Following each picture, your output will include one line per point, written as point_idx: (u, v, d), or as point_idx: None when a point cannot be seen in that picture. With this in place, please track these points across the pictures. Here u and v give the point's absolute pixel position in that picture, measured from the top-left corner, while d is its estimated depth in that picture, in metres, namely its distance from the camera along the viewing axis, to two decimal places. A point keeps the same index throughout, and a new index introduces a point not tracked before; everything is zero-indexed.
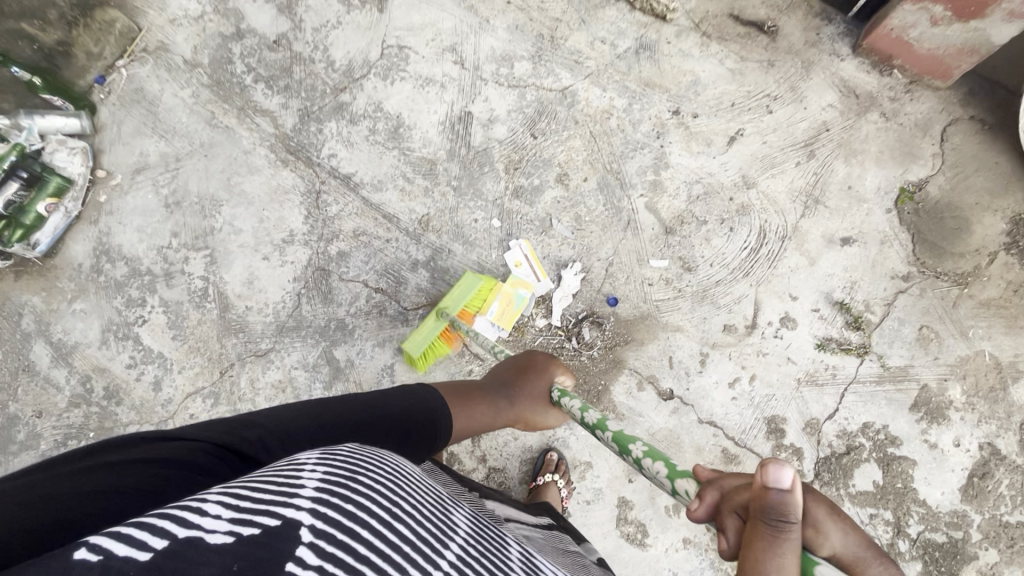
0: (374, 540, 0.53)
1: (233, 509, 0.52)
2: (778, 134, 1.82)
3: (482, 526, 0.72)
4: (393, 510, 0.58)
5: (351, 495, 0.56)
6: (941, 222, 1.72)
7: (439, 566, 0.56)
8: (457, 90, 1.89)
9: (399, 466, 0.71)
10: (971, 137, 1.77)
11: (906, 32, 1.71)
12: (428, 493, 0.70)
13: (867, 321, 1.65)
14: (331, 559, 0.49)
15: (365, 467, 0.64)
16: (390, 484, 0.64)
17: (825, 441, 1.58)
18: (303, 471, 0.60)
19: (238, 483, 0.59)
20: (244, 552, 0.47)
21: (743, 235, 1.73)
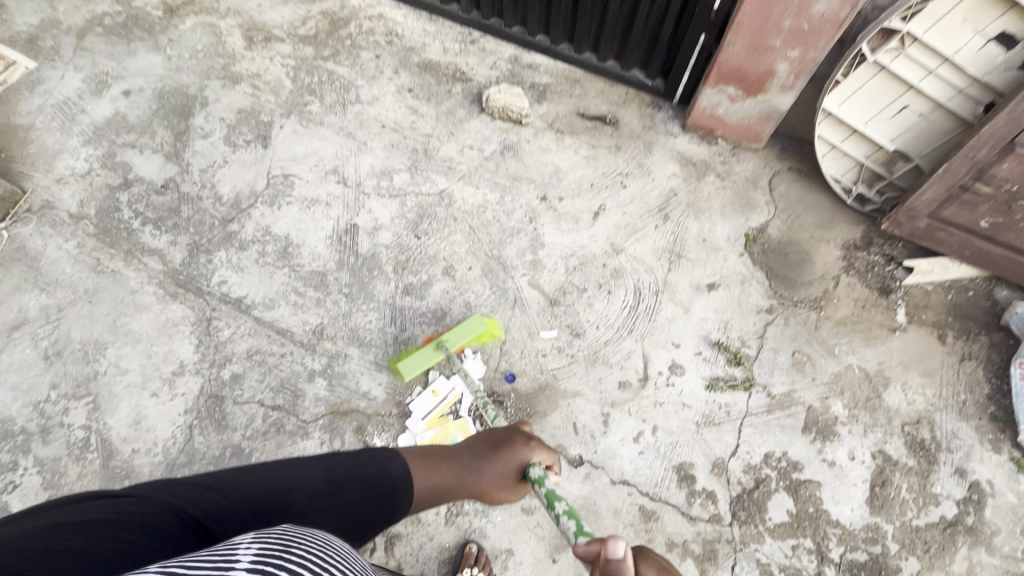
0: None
1: None
2: (635, 204, 2.04)
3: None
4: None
5: (286, 562, 0.53)
6: (787, 258, 1.94)
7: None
8: (342, 205, 2.03)
9: (330, 544, 0.66)
10: (793, 184, 2.07)
11: (715, 110, 2.04)
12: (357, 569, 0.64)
13: (746, 355, 1.78)
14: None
15: (298, 542, 0.59)
16: (324, 556, 0.60)
17: (733, 478, 1.62)
18: (239, 548, 0.54)
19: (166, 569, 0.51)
20: None
21: (621, 296, 1.88)
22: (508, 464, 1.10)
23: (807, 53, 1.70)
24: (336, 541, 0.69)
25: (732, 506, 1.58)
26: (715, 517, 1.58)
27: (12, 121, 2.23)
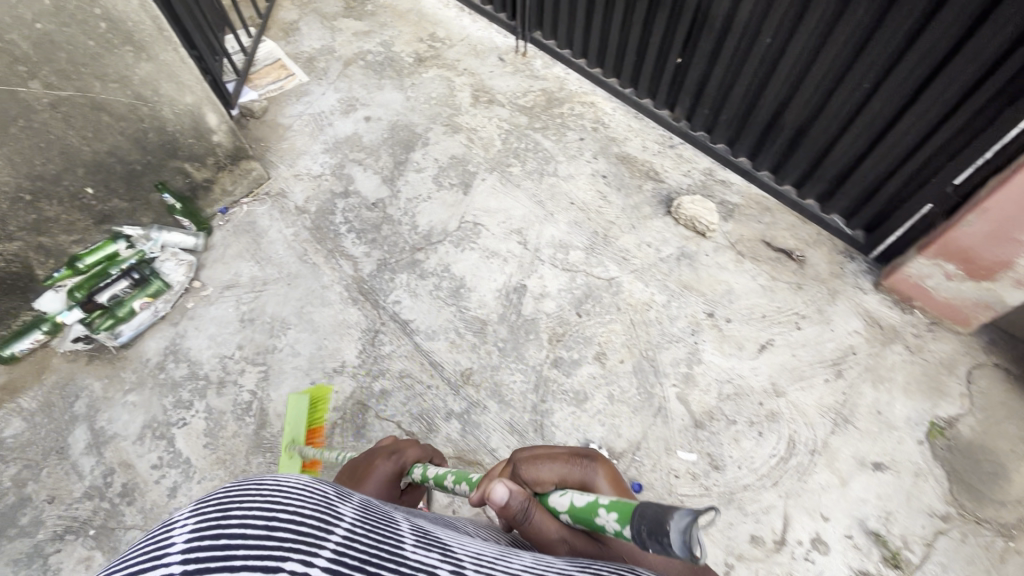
0: (247, 553, 0.48)
1: None
2: (807, 349, 1.94)
3: (376, 510, 0.67)
4: (268, 522, 0.53)
5: (220, 531, 0.51)
6: (977, 464, 1.71)
7: (329, 546, 0.52)
8: (517, 264, 2.16)
9: (279, 482, 0.61)
10: (997, 383, 1.85)
11: (922, 280, 1.92)
12: (318, 493, 0.60)
13: (907, 560, 1.57)
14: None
15: (242, 488, 0.59)
16: (258, 494, 0.57)
17: None
18: (153, 535, 0.52)
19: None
20: None
21: (773, 442, 1.76)
22: (381, 471, 1.31)
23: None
24: (286, 478, 0.62)
25: None
26: None
27: (276, 119, 2.69)
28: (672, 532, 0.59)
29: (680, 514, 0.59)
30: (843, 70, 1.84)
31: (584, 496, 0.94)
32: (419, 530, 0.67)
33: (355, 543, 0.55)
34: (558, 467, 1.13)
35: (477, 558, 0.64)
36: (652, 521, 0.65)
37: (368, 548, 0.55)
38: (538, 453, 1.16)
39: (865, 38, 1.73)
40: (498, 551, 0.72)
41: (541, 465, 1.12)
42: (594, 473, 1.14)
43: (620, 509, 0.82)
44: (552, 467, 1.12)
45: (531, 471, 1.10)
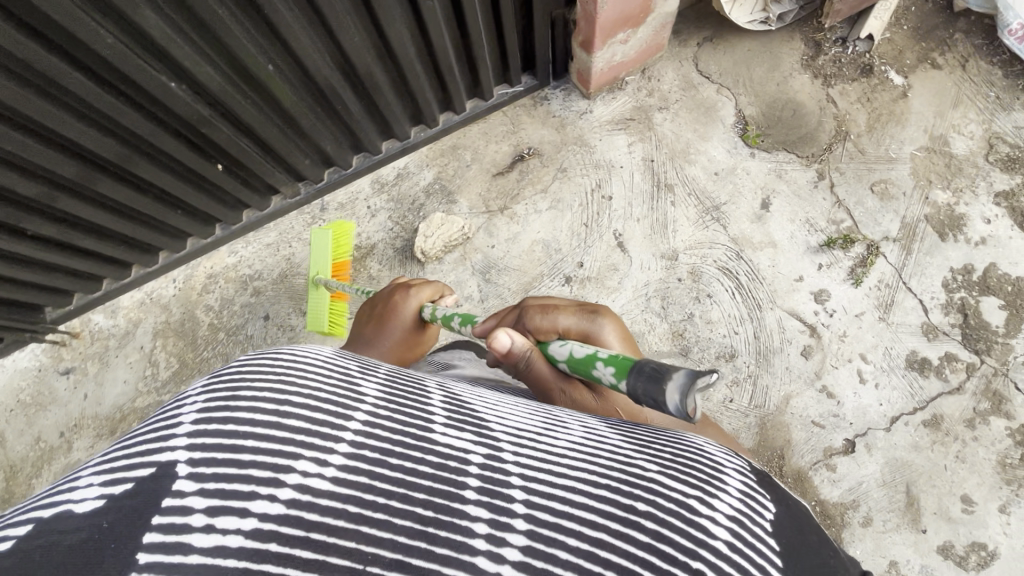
0: (262, 440, 0.50)
1: (105, 473, 0.48)
2: (635, 203, 1.82)
3: (404, 381, 0.67)
4: (281, 404, 0.53)
5: (232, 415, 0.51)
6: (786, 120, 1.83)
7: (347, 436, 0.53)
8: None
9: (300, 352, 0.61)
10: (717, 56, 1.91)
11: (613, 61, 1.79)
12: (336, 369, 0.61)
13: (849, 229, 1.72)
14: (212, 476, 0.47)
15: (259, 363, 0.58)
16: (271, 369, 0.57)
17: (947, 329, 1.62)
18: (183, 404, 0.54)
19: (124, 439, 0.53)
20: (114, 509, 0.45)
21: (722, 287, 1.72)
22: (405, 318, 1.27)
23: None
24: (308, 347, 0.63)
25: (969, 346, 1.60)
26: (970, 368, 1.59)
27: None
28: (672, 395, 0.67)
29: (678, 371, 0.67)
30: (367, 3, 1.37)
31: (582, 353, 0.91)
32: (450, 401, 0.66)
33: (377, 429, 0.55)
34: (570, 320, 1.08)
35: (517, 433, 0.63)
36: (652, 376, 0.71)
37: (389, 435, 0.55)
38: (551, 304, 1.13)
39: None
40: (544, 417, 0.73)
41: (549, 312, 1.09)
42: (603, 325, 1.07)
43: (616, 364, 0.83)
44: (564, 320, 1.08)
45: (540, 319, 1.09)
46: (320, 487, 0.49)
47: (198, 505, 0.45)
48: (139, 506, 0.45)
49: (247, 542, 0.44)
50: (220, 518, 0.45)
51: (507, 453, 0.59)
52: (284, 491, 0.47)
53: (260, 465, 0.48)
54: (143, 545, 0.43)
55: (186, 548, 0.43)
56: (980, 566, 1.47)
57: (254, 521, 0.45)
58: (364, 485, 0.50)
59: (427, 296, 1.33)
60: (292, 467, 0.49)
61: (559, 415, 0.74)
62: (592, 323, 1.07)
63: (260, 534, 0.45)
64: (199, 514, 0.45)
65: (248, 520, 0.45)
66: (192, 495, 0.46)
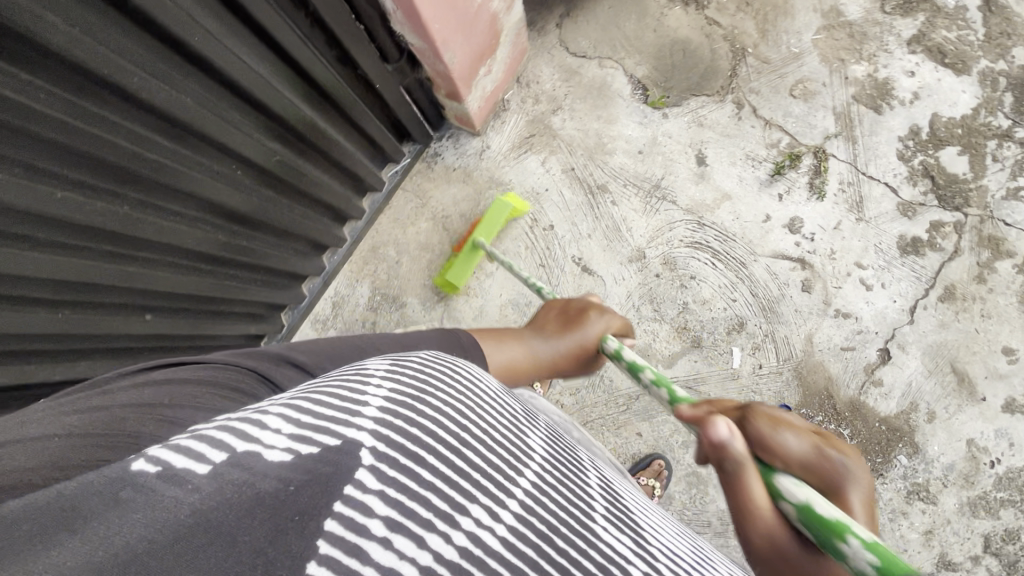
0: (442, 466, 0.43)
1: (297, 425, 0.40)
2: (578, 219, 1.70)
3: (558, 454, 0.61)
4: (458, 437, 0.47)
5: (418, 421, 0.45)
6: (681, 64, 1.70)
7: (517, 496, 0.45)
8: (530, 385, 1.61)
9: (474, 391, 0.58)
10: (583, 28, 1.74)
11: (487, 92, 1.60)
12: (496, 416, 0.56)
13: (790, 145, 1.64)
14: (395, 485, 0.38)
15: (439, 386, 0.54)
16: (453, 400, 0.52)
17: (922, 198, 1.58)
18: (370, 386, 0.48)
19: (304, 393, 0.47)
20: (306, 477, 0.36)
21: (700, 261, 1.64)
22: (594, 339, 1.11)
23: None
24: (478, 384, 0.61)
25: (949, 205, 1.57)
26: (958, 226, 1.56)
27: None
28: None
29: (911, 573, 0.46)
30: (209, 204, 1.16)
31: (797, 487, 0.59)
32: (608, 498, 0.58)
33: (544, 498, 0.47)
34: (812, 448, 0.64)
35: (673, 559, 0.52)
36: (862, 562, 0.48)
37: (554, 511, 0.46)
38: (780, 415, 0.69)
39: (130, 178, 0.98)
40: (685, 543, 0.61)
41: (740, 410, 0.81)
42: (855, 470, 0.63)
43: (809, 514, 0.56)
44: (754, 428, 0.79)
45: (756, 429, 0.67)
46: (492, 543, 0.39)
47: (380, 510, 0.36)
48: (332, 478, 0.37)
49: None
50: (398, 538, 0.36)
51: (666, 575, 0.48)
52: (460, 534, 0.38)
53: (439, 495, 0.40)
54: (325, 532, 0.33)
55: (362, 560, 0.33)
56: None
57: (429, 557, 0.36)
58: (531, 562, 0.40)
59: (616, 328, 1.16)
60: (467, 512, 0.40)
61: (709, 559, 0.63)
62: (833, 466, 0.62)
63: None
64: (378, 523, 0.35)
65: (423, 553, 0.36)
66: (374, 496, 0.37)
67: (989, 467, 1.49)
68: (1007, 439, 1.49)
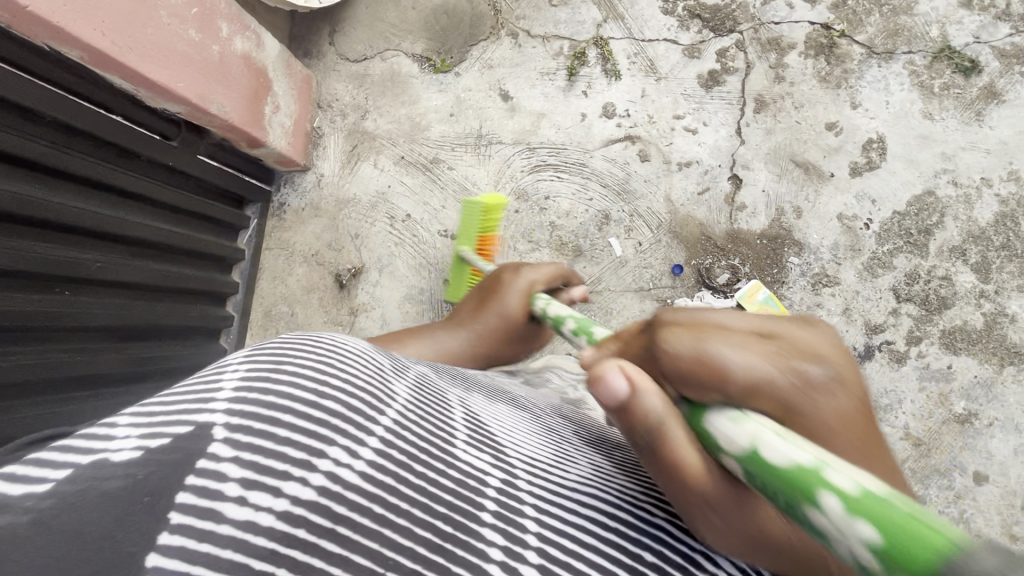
0: (299, 420, 0.50)
1: (142, 425, 0.49)
2: (427, 198, 1.76)
3: (427, 392, 0.69)
4: (319, 390, 0.54)
5: (272, 386, 0.53)
6: (449, 25, 1.80)
7: (378, 432, 0.54)
8: None
9: (337, 350, 0.63)
10: (352, 36, 1.83)
11: (289, 126, 1.67)
12: (367, 371, 0.62)
13: (572, 47, 1.74)
14: (249, 446, 0.47)
15: (297, 355, 0.59)
16: (315, 362, 0.58)
17: (700, 38, 1.70)
18: (229, 377, 0.55)
19: (157, 396, 0.54)
20: (159, 460, 0.45)
21: (546, 181, 1.72)
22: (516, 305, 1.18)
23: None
24: (345, 346, 0.65)
25: (725, 32, 1.68)
26: (740, 44, 1.68)
27: None
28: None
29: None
30: (55, 326, 1.21)
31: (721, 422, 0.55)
32: (470, 421, 0.68)
33: (404, 432, 0.56)
34: (759, 357, 0.56)
35: (530, 463, 0.65)
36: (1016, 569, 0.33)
37: (413, 441, 0.56)
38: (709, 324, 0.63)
39: None
40: (553, 447, 0.74)
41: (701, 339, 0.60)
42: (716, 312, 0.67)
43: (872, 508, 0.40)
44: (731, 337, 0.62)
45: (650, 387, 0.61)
46: (348, 478, 0.49)
47: (234, 474, 0.45)
48: (181, 460, 0.45)
49: (280, 522, 0.44)
50: (254, 493, 0.45)
51: (521, 481, 0.60)
52: (317, 476, 0.47)
53: (296, 446, 0.48)
54: (179, 504, 0.43)
55: (218, 518, 0.43)
56: (883, 154, 1.60)
57: (286, 502, 0.45)
58: (388, 488, 0.50)
59: (545, 277, 1.24)
60: (325, 455, 0.49)
61: (565, 448, 0.76)
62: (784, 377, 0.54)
63: (292, 517, 0.45)
64: (234, 485, 0.45)
65: (280, 500, 0.45)
66: (227, 462, 0.46)
67: (866, 229, 1.58)
68: (868, 199, 1.59)
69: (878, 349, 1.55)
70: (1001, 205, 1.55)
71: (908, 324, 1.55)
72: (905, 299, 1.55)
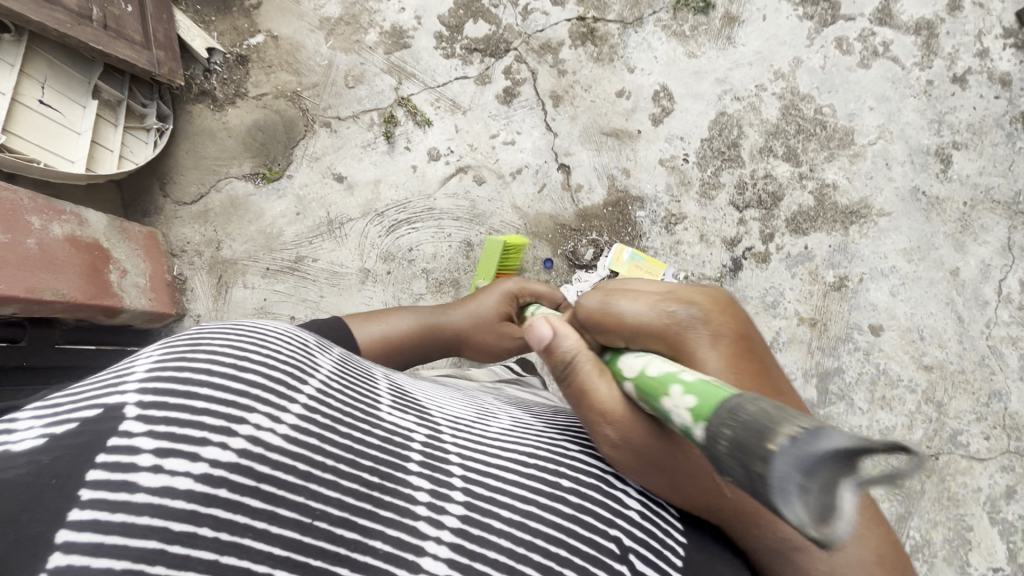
0: (218, 390, 0.48)
1: (50, 416, 0.47)
2: (304, 295, 1.81)
3: (357, 366, 0.67)
4: (239, 359, 0.52)
5: (190, 363, 0.50)
6: (266, 139, 1.91)
7: (301, 399, 0.52)
8: None
9: (260, 328, 0.60)
10: (182, 181, 1.90)
11: (144, 283, 1.70)
12: (292, 343, 0.59)
13: (381, 115, 1.88)
14: (163, 420, 0.45)
15: (225, 334, 0.56)
16: (235, 337, 0.56)
17: (484, 66, 1.87)
18: (138, 361, 0.52)
19: (71, 385, 0.52)
20: (70, 444, 0.44)
21: (404, 236, 1.81)
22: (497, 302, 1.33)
23: (14, 198, 1.40)
24: (270, 326, 0.62)
25: (503, 52, 1.86)
26: (519, 58, 1.86)
27: None
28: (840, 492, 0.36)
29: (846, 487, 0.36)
30: None
31: (629, 359, 0.69)
32: (397, 389, 0.67)
33: (331, 397, 0.55)
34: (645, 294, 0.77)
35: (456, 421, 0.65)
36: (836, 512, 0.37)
37: (338, 407, 0.54)
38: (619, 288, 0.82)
39: None
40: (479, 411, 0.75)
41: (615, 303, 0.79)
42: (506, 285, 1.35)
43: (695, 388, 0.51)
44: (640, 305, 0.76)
45: (569, 331, 0.76)
46: (269, 441, 0.47)
47: (147, 446, 0.44)
48: (90, 442, 0.44)
49: (197, 485, 0.43)
50: (170, 460, 0.44)
51: (446, 435, 0.60)
52: (237, 440, 0.46)
53: (214, 414, 0.47)
54: (88, 481, 0.42)
55: (131, 489, 0.42)
56: (672, 98, 1.78)
57: (205, 465, 0.44)
58: (312, 447, 0.49)
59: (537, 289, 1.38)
60: (245, 421, 0.47)
61: (490, 411, 0.77)
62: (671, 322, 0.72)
63: (211, 481, 0.44)
64: (148, 455, 0.43)
65: (197, 465, 0.44)
66: (141, 437, 0.44)
67: (686, 164, 1.74)
68: (677, 139, 1.76)
69: (742, 257, 1.67)
70: (781, 101, 1.74)
71: (757, 226, 1.68)
72: (744, 207, 1.70)
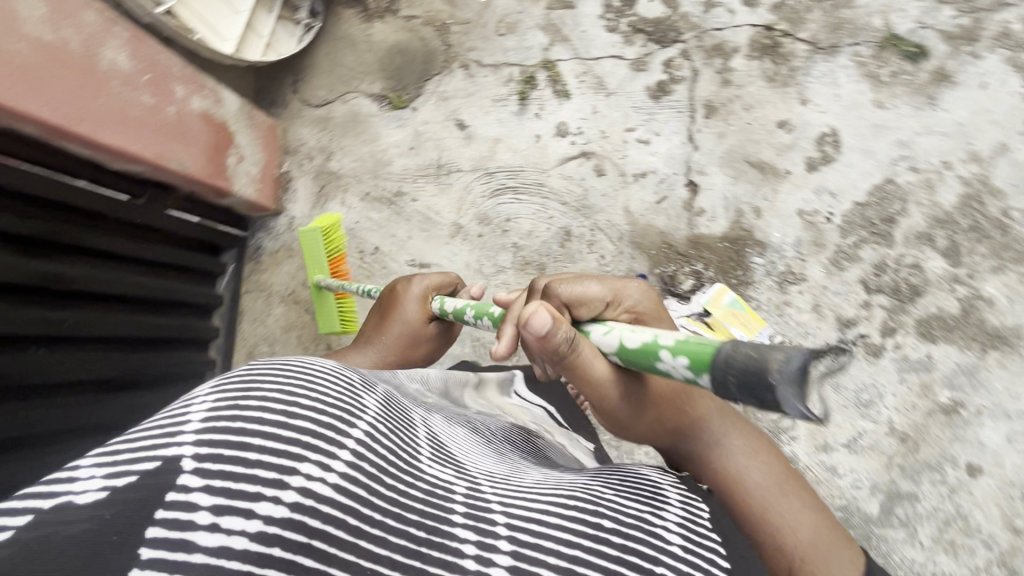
0: (269, 441, 0.50)
1: (106, 465, 0.49)
2: (394, 230, 1.81)
3: (396, 406, 0.68)
4: (287, 405, 0.53)
5: (243, 411, 0.52)
6: (402, 64, 1.86)
7: (350, 443, 0.53)
8: None
9: (302, 365, 0.61)
10: (314, 82, 1.91)
11: (254, 170, 1.74)
12: (338, 380, 0.61)
13: (521, 73, 1.79)
14: (219, 475, 0.47)
15: (270, 373, 0.58)
16: (281, 378, 0.57)
17: (645, 51, 1.72)
18: (194, 406, 0.54)
19: (126, 433, 0.53)
20: (129, 498, 0.45)
21: (506, 204, 1.75)
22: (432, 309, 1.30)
23: (167, 64, 1.45)
24: (314, 361, 0.64)
25: (669, 43, 1.70)
26: (685, 53, 1.69)
27: None
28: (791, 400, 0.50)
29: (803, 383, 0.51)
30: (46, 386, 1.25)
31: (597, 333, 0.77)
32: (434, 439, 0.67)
33: (375, 442, 0.56)
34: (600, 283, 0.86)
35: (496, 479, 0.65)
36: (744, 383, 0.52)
37: (384, 453, 0.55)
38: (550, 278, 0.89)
39: None
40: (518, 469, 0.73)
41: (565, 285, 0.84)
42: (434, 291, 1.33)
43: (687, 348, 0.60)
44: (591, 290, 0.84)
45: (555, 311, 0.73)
46: (320, 491, 0.48)
47: (205, 503, 0.45)
48: (148, 497, 0.45)
49: (251, 544, 0.44)
50: (226, 518, 0.45)
51: (490, 492, 0.61)
52: (290, 493, 0.47)
53: (267, 466, 0.48)
54: (149, 539, 0.43)
55: (189, 548, 0.43)
56: (838, 147, 1.59)
57: (258, 522, 0.45)
58: (362, 499, 0.50)
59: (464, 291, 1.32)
60: (297, 470, 0.49)
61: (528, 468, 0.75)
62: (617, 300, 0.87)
63: (264, 536, 0.45)
64: (205, 513, 0.44)
65: (252, 522, 0.45)
66: (198, 492, 0.45)
67: (827, 223, 1.56)
68: (827, 193, 1.58)
69: (851, 343, 1.52)
70: (965, 187, 1.51)
71: (882, 316, 1.51)
72: (875, 290, 1.52)
